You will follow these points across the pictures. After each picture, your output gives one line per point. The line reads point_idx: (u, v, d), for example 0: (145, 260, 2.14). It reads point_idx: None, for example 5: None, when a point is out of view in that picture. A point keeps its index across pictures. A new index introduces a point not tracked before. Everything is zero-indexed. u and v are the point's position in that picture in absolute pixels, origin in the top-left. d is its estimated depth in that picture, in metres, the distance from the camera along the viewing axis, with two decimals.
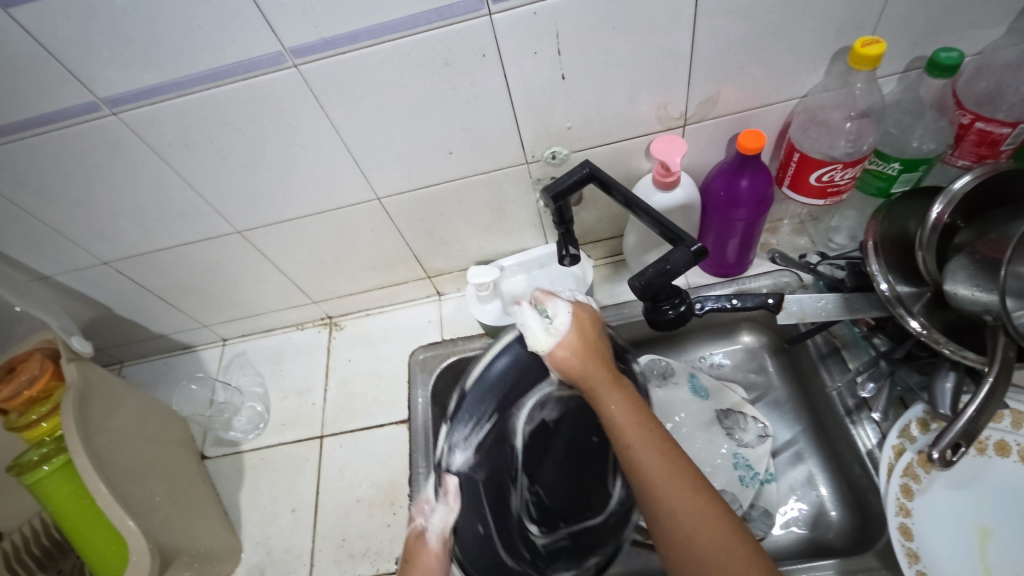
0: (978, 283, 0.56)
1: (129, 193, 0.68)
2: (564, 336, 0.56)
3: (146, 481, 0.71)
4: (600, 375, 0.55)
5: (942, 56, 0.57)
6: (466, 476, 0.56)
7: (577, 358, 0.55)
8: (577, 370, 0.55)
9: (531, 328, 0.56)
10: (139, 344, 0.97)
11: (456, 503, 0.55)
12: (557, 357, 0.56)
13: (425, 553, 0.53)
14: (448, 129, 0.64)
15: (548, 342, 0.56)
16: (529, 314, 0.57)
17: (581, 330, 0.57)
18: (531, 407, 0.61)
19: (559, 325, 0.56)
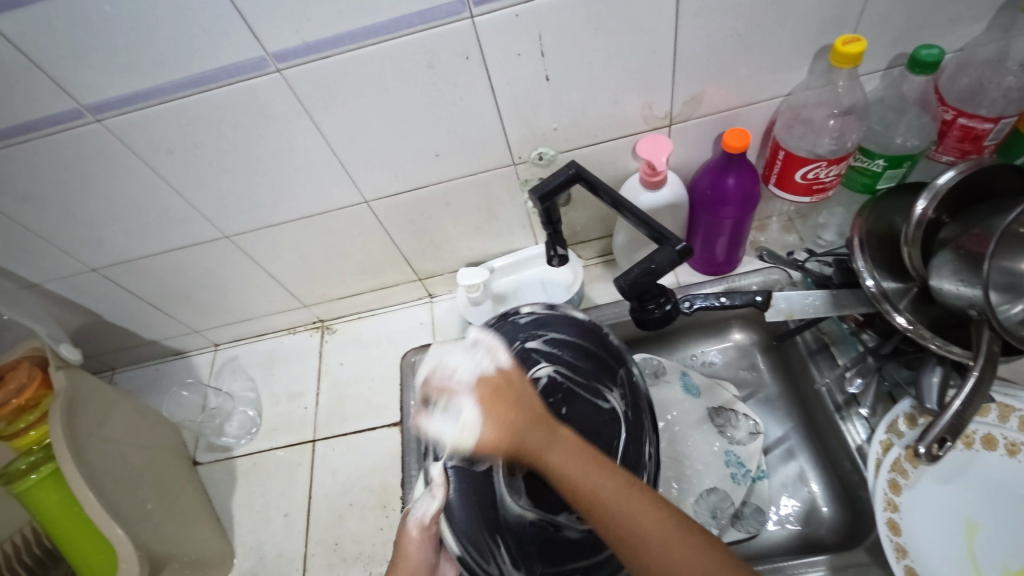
0: (962, 278, 0.57)
1: (115, 200, 0.67)
2: (474, 425, 0.49)
3: (136, 489, 0.71)
4: (536, 434, 0.47)
5: (923, 53, 0.57)
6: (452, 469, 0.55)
7: (504, 436, 0.48)
8: (500, 440, 0.48)
9: (447, 433, 0.50)
10: (129, 351, 0.97)
11: (439, 494, 0.55)
12: (482, 442, 0.48)
13: (407, 540, 0.55)
14: (434, 131, 0.64)
15: (468, 438, 0.49)
16: (434, 421, 0.52)
17: (500, 400, 0.50)
18: None
19: (470, 420, 0.49)
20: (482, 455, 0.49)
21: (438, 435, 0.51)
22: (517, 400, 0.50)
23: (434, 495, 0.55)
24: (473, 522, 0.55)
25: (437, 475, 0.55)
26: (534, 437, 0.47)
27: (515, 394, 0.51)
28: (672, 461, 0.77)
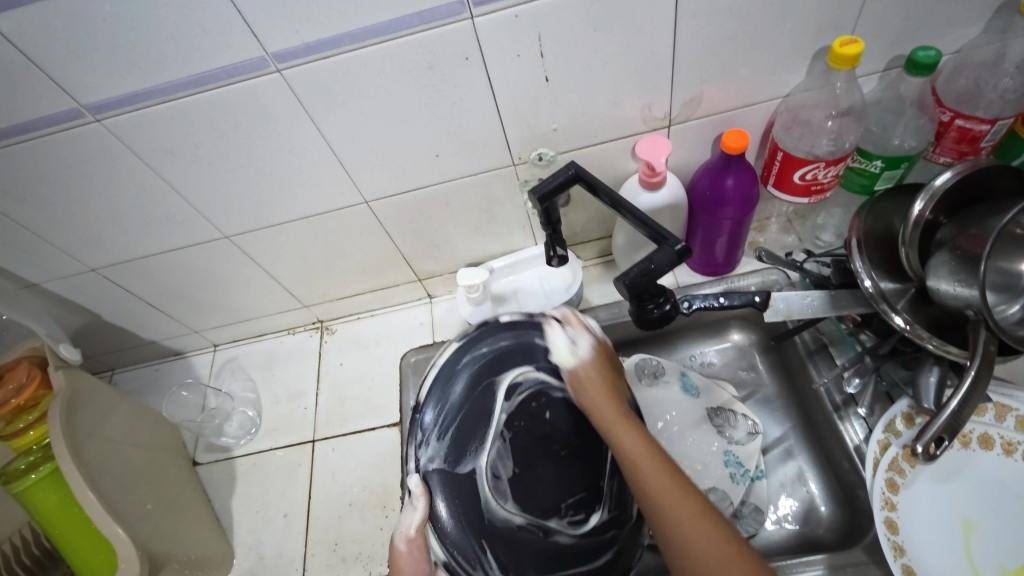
0: (959, 278, 0.57)
1: (115, 200, 0.67)
2: (584, 363, 0.62)
3: (136, 488, 0.70)
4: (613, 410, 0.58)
5: (920, 55, 0.57)
6: (434, 477, 0.57)
7: (595, 382, 0.60)
8: (590, 388, 0.60)
9: (557, 346, 0.63)
10: (129, 352, 0.97)
11: (422, 502, 0.56)
12: (576, 372, 0.62)
13: (399, 554, 0.55)
14: (434, 132, 0.64)
15: (570, 360, 0.62)
16: (559, 332, 0.63)
17: (607, 363, 0.63)
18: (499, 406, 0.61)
19: (582, 351, 0.62)
20: (572, 385, 0.62)
21: (550, 341, 0.63)
22: (614, 376, 0.62)
23: (417, 505, 0.56)
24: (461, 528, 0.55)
25: (418, 484, 0.57)
26: (613, 412, 0.58)
27: (614, 373, 0.62)
28: (671, 461, 0.77)
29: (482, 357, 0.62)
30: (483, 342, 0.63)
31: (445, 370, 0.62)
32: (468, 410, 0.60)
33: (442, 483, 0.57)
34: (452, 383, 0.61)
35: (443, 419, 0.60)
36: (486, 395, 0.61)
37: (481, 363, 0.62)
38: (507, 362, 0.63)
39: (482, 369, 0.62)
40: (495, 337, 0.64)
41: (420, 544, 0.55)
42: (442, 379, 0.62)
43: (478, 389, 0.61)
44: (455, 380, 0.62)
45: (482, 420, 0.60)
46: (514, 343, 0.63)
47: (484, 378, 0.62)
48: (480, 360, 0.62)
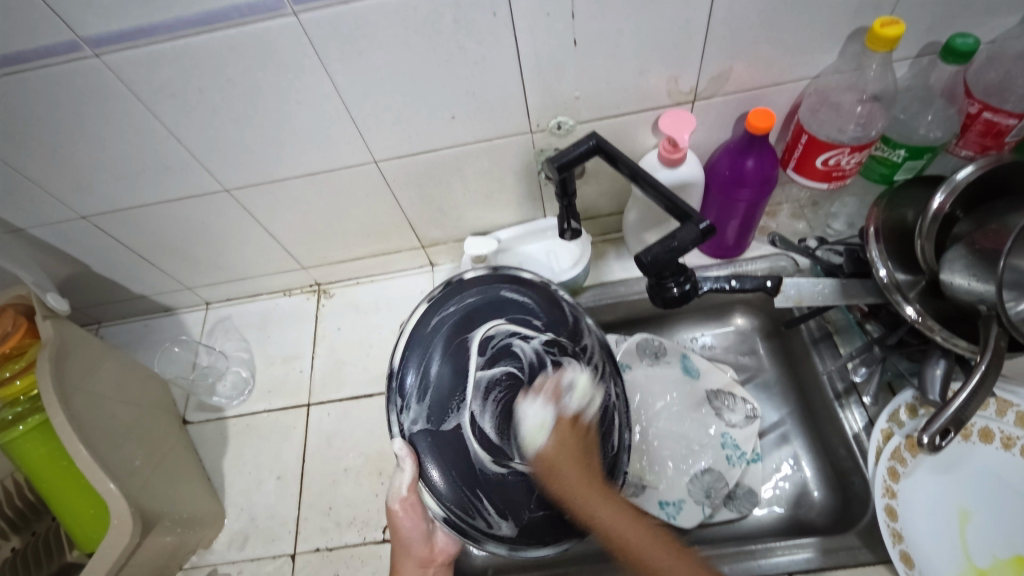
0: (975, 273, 0.57)
1: (111, 143, 0.64)
2: (549, 440, 0.54)
3: (124, 444, 0.69)
4: (587, 496, 0.52)
5: (958, 42, 0.56)
6: (417, 441, 0.56)
7: (568, 468, 0.53)
8: (563, 471, 0.53)
9: (528, 423, 0.55)
10: (117, 305, 0.94)
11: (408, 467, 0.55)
12: (544, 455, 0.54)
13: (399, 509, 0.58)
14: (451, 92, 0.61)
15: (539, 440, 0.54)
16: (530, 406, 0.55)
17: (573, 434, 0.56)
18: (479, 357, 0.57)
19: (546, 427, 0.55)
20: (541, 475, 0.54)
21: (520, 417, 0.55)
22: (587, 451, 0.55)
23: (404, 466, 0.56)
24: (450, 485, 0.54)
25: (404, 447, 0.56)
26: (588, 483, 0.53)
27: (577, 439, 0.56)
28: (670, 442, 0.77)
29: (452, 316, 0.61)
30: (451, 302, 0.62)
31: (418, 334, 0.61)
32: (442, 370, 0.57)
33: (426, 441, 0.56)
34: (425, 345, 0.59)
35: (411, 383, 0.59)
36: (462, 346, 0.58)
37: (451, 323, 0.60)
38: (477, 318, 0.60)
39: (454, 326, 0.60)
40: (461, 297, 0.62)
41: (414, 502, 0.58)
42: (416, 342, 0.60)
43: (450, 345, 0.59)
44: (427, 343, 0.60)
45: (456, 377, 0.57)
46: (484, 296, 0.62)
47: (455, 336, 0.59)
48: (452, 314, 0.61)
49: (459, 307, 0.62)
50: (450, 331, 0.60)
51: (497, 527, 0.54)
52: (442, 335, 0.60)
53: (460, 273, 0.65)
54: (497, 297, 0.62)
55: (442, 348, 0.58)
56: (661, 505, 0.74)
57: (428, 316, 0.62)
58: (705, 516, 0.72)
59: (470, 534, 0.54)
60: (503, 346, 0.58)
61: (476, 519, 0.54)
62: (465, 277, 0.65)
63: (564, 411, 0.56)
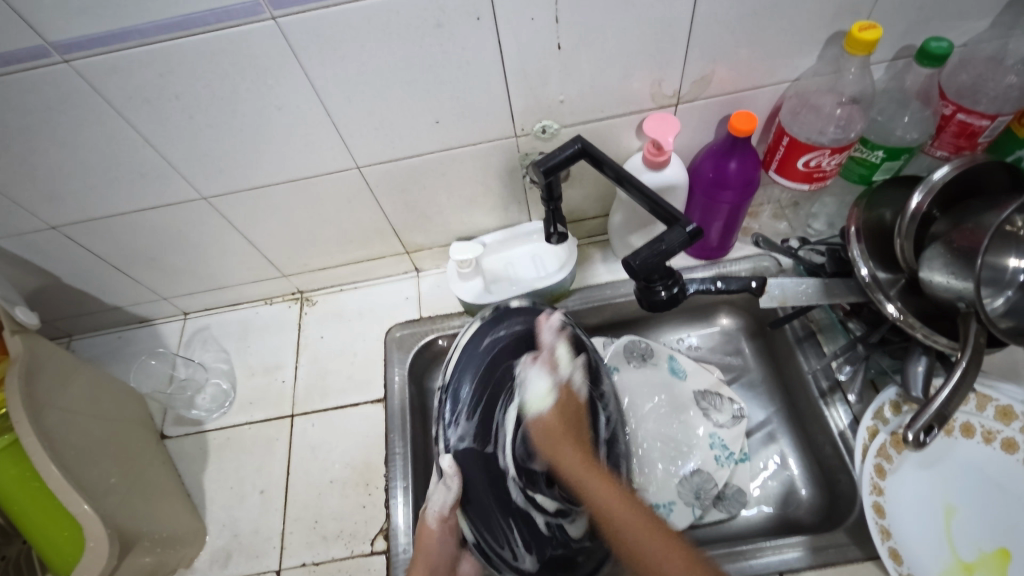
0: (954, 271, 0.58)
1: (82, 151, 0.62)
2: (549, 408, 0.65)
3: (101, 462, 0.66)
4: (569, 450, 0.64)
5: (933, 45, 0.57)
6: (460, 459, 0.63)
7: (558, 437, 0.64)
8: (556, 445, 0.64)
9: (531, 389, 0.66)
10: (90, 317, 0.90)
11: (453, 485, 0.63)
12: (544, 421, 0.65)
13: (427, 531, 0.63)
14: (435, 96, 0.61)
15: (539, 406, 0.65)
16: (531, 375, 0.67)
17: (569, 402, 0.66)
18: (518, 387, 0.67)
19: (543, 396, 0.66)
20: (542, 443, 0.64)
21: (525, 384, 0.66)
22: (577, 418, 0.66)
23: (450, 483, 0.63)
24: (479, 508, 0.63)
25: (450, 464, 0.63)
26: (581, 467, 0.63)
27: (575, 413, 0.66)
28: (659, 444, 0.77)
29: (501, 339, 0.68)
30: (501, 326, 0.69)
31: (466, 355, 0.68)
32: (487, 391, 0.66)
33: (467, 459, 0.63)
34: (478, 371, 0.67)
35: (456, 395, 0.66)
36: (503, 371, 0.67)
37: (497, 349, 0.68)
38: (520, 347, 0.68)
39: (500, 352, 0.68)
40: (511, 324, 0.69)
41: (452, 524, 0.63)
42: (463, 360, 0.68)
43: (495, 372, 0.67)
44: (474, 363, 0.67)
45: (500, 403, 0.66)
46: (528, 329, 0.69)
47: (499, 362, 0.67)
48: (491, 339, 0.68)
49: (501, 335, 0.69)
50: (495, 357, 0.67)
51: (521, 560, 0.64)
52: (492, 363, 0.67)
53: (506, 302, 0.72)
54: (536, 332, 0.69)
55: (487, 370, 0.67)
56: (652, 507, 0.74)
57: (480, 336, 0.69)
58: (695, 517, 0.73)
59: (496, 564, 0.63)
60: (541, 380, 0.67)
61: (505, 549, 0.63)
62: (510, 305, 0.71)
63: (560, 383, 0.66)
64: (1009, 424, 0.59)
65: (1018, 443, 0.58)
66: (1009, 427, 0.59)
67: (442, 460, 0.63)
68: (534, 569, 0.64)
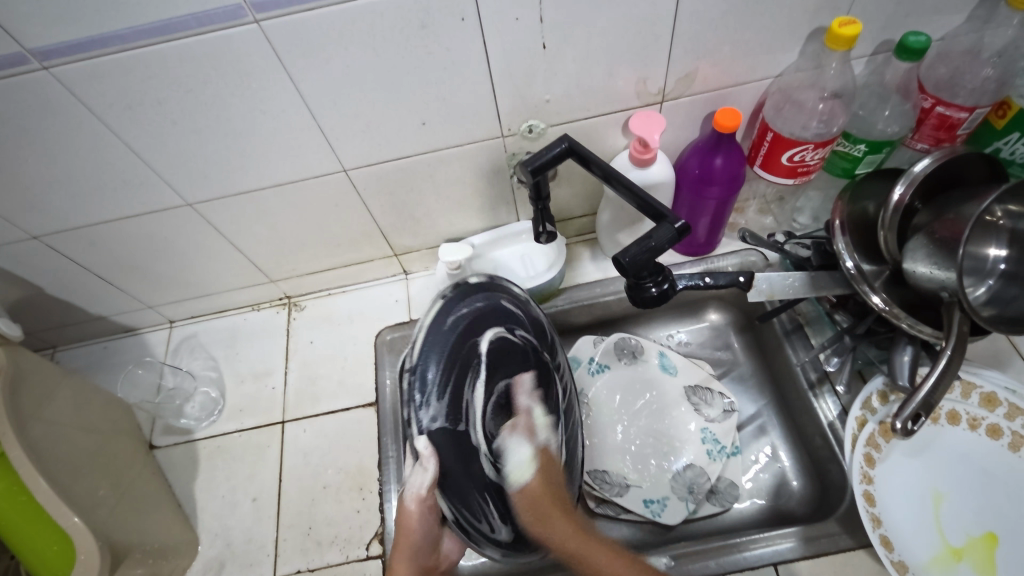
0: (936, 262, 0.59)
1: (63, 159, 0.61)
2: (533, 476, 0.59)
3: (90, 474, 0.66)
4: (552, 510, 0.56)
5: (911, 40, 0.58)
6: (435, 438, 0.58)
7: (543, 500, 0.58)
8: (546, 514, 0.56)
9: (513, 458, 0.60)
10: (75, 328, 0.89)
11: (432, 467, 0.56)
12: (529, 489, 0.59)
13: (407, 514, 0.55)
14: (420, 98, 0.61)
15: (523, 475, 0.59)
16: (513, 440, 0.61)
17: (548, 467, 0.61)
18: (486, 360, 0.63)
19: (524, 464, 0.60)
20: (524, 509, 0.58)
21: (508, 453, 0.61)
22: (558, 492, 0.59)
23: (426, 465, 0.57)
24: (455, 486, 0.57)
25: (426, 446, 0.58)
26: (577, 537, 0.51)
27: (557, 478, 0.61)
28: (651, 439, 0.77)
29: (464, 316, 0.65)
30: (463, 303, 0.66)
31: (431, 331, 0.64)
32: (455, 364, 0.62)
33: (441, 438, 0.58)
34: (443, 348, 0.62)
35: (423, 378, 0.61)
36: (472, 343, 0.63)
37: (463, 325, 0.64)
38: (484, 322, 0.65)
39: (469, 324, 0.64)
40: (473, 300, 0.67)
41: (430, 503, 0.56)
42: (433, 338, 0.63)
43: (462, 349, 0.63)
44: (442, 340, 0.63)
45: (468, 381, 0.62)
46: (489, 304, 0.67)
47: (466, 337, 0.63)
48: (455, 317, 0.65)
49: (466, 310, 0.65)
50: (460, 332, 0.64)
51: (499, 532, 0.59)
52: (460, 342, 0.63)
53: (466, 278, 0.69)
54: (500, 307, 0.67)
55: (454, 347, 0.62)
56: (646, 503, 0.74)
57: (444, 313, 0.65)
58: (689, 511, 0.73)
59: (476, 538, 0.58)
60: (503, 354, 0.65)
61: (482, 523, 0.58)
62: (469, 282, 0.68)
63: (538, 445, 0.62)
64: (993, 411, 0.61)
65: (1003, 430, 0.60)
66: (993, 414, 0.60)
67: (420, 442, 0.58)
68: (516, 546, 0.59)
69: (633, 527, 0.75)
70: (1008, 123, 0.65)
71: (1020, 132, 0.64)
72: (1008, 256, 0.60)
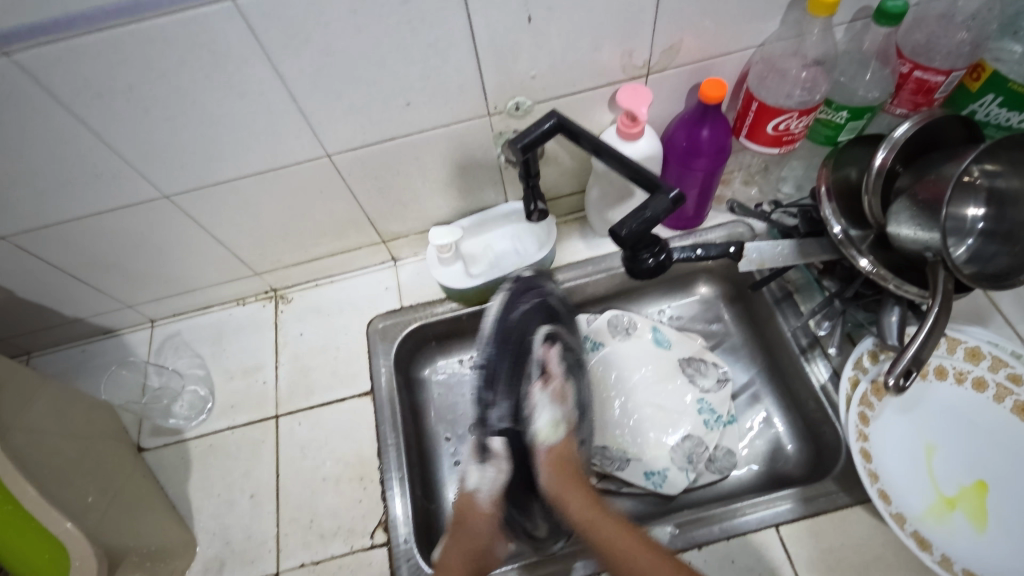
0: (919, 223, 0.60)
1: (29, 153, 0.58)
2: (559, 438, 0.66)
3: (76, 481, 0.63)
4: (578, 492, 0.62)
5: (889, 4, 0.59)
6: (500, 441, 0.67)
7: (563, 478, 0.63)
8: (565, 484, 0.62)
9: (541, 417, 0.67)
10: (50, 332, 0.85)
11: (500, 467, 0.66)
12: (554, 449, 0.65)
13: (476, 514, 0.64)
14: (405, 77, 0.59)
15: (550, 436, 0.66)
16: (541, 397, 0.68)
17: (569, 437, 0.67)
18: (540, 366, 0.69)
19: (559, 422, 0.67)
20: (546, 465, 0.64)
21: (535, 410, 0.67)
22: (575, 465, 0.65)
23: (497, 461, 0.66)
24: (513, 484, 0.67)
25: (498, 444, 0.67)
26: (591, 508, 0.60)
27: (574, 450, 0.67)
28: (650, 412, 0.78)
29: (527, 315, 0.71)
30: (523, 302, 0.71)
31: (500, 329, 0.70)
32: (516, 367, 0.69)
33: (513, 439, 0.67)
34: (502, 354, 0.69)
35: (491, 377, 0.69)
36: (530, 344, 0.70)
37: (523, 327, 0.70)
38: (540, 321, 0.71)
39: (528, 325, 0.70)
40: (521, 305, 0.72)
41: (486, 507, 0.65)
42: (498, 334, 0.70)
43: (523, 350, 0.69)
44: (505, 335, 0.70)
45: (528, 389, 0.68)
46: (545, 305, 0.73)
47: (524, 337, 0.70)
48: (517, 315, 0.71)
49: (528, 310, 0.71)
50: (523, 333, 0.70)
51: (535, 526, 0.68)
52: (521, 341, 0.69)
53: (521, 274, 0.74)
54: (551, 307, 0.73)
55: (517, 346, 0.69)
56: (647, 475, 0.75)
57: (511, 308, 0.71)
58: (690, 481, 0.74)
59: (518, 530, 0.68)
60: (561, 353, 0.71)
61: (525, 516, 0.68)
62: (524, 278, 0.74)
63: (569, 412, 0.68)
64: (978, 364, 0.63)
65: (988, 382, 0.62)
66: (978, 366, 0.62)
67: (495, 442, 0.67)
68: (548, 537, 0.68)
69: (636, 500, 0.76)
70: (982, 85, 0.66)
71: (994, 94, 0.65)
72: (986, 214, 0.62)
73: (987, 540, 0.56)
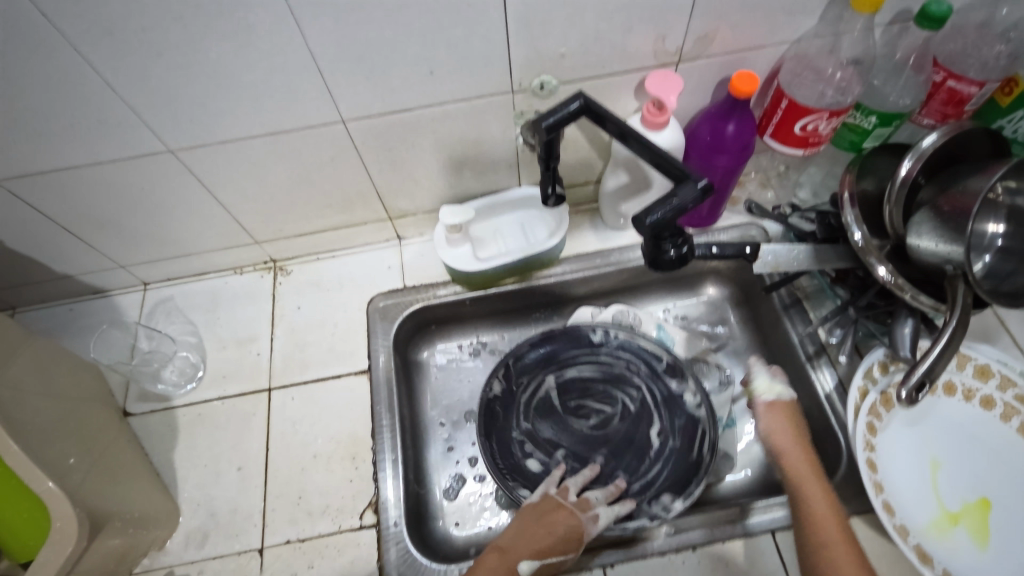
0: (941, 235, 0.59)
1: (33, 94, 0.55)
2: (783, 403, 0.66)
3: (56, 440, 0.61)
4: (799, 463, 0.60)
5: (933, 7, 0.57)
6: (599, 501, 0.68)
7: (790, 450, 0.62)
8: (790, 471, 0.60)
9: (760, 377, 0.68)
10: (38, 287, 0.82)
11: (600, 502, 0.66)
12: (773, 404, 0.66)
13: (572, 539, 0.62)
14: (432, 43, 0.57)
15: (768, 390, 0.67)
16: (759, 376, 0.69)
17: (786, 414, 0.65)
18: (652, 450, 0.71)
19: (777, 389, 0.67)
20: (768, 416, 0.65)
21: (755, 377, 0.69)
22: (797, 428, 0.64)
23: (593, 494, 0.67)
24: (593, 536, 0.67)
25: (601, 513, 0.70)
26: (825, 511, 0.56)
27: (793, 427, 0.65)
28: None
29: (676, 427, 0.72)
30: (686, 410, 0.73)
31: (679, 440, 0.71)
32: (646, 459, 0.71)
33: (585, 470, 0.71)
34: (687, 474, 0.68)
35: (682, 483, 0.68)
36: (684, 435, 0.71)
37: (665, 437, 0.72)
38: (666, 417, 0.73)
39: (676, 433, 0.72)
40: (675, 412, 0.73)
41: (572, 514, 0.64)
42: (680, 444, 0.71)
43: (658, 453, 0.71)
44: (677, 443, 0.71)
45: (627, 459, 0.71)
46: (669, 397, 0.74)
47: (664, 442, 0.71)
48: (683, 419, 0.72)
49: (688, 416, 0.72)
50: (681, 433, 0.71)
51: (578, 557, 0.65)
52: (678, 441, 0.71)
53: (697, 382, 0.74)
54: (669, 401, 0.74)
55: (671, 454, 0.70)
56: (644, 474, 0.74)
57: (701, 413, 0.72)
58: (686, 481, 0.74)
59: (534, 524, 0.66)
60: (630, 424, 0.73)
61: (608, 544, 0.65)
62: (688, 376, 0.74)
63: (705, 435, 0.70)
64: (986, 382, 0.62)
65: (996, 401, 0.62)
66: (986, 385, 0.62)
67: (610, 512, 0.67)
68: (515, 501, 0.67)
69: None
70: (1014, 100, 0.65)
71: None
72: (1005, 232, 0.61)
73: (990, 557, 0.56)
